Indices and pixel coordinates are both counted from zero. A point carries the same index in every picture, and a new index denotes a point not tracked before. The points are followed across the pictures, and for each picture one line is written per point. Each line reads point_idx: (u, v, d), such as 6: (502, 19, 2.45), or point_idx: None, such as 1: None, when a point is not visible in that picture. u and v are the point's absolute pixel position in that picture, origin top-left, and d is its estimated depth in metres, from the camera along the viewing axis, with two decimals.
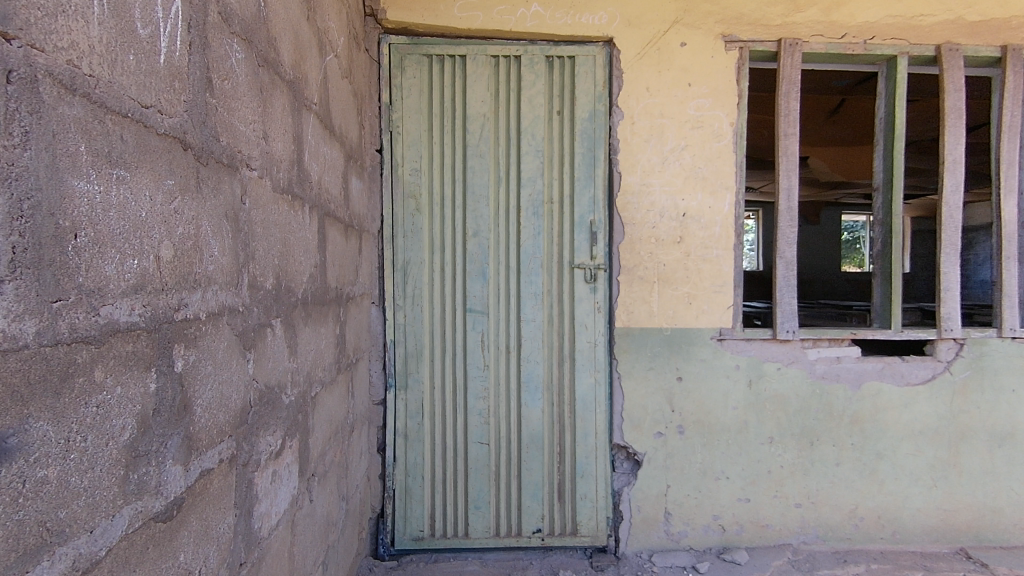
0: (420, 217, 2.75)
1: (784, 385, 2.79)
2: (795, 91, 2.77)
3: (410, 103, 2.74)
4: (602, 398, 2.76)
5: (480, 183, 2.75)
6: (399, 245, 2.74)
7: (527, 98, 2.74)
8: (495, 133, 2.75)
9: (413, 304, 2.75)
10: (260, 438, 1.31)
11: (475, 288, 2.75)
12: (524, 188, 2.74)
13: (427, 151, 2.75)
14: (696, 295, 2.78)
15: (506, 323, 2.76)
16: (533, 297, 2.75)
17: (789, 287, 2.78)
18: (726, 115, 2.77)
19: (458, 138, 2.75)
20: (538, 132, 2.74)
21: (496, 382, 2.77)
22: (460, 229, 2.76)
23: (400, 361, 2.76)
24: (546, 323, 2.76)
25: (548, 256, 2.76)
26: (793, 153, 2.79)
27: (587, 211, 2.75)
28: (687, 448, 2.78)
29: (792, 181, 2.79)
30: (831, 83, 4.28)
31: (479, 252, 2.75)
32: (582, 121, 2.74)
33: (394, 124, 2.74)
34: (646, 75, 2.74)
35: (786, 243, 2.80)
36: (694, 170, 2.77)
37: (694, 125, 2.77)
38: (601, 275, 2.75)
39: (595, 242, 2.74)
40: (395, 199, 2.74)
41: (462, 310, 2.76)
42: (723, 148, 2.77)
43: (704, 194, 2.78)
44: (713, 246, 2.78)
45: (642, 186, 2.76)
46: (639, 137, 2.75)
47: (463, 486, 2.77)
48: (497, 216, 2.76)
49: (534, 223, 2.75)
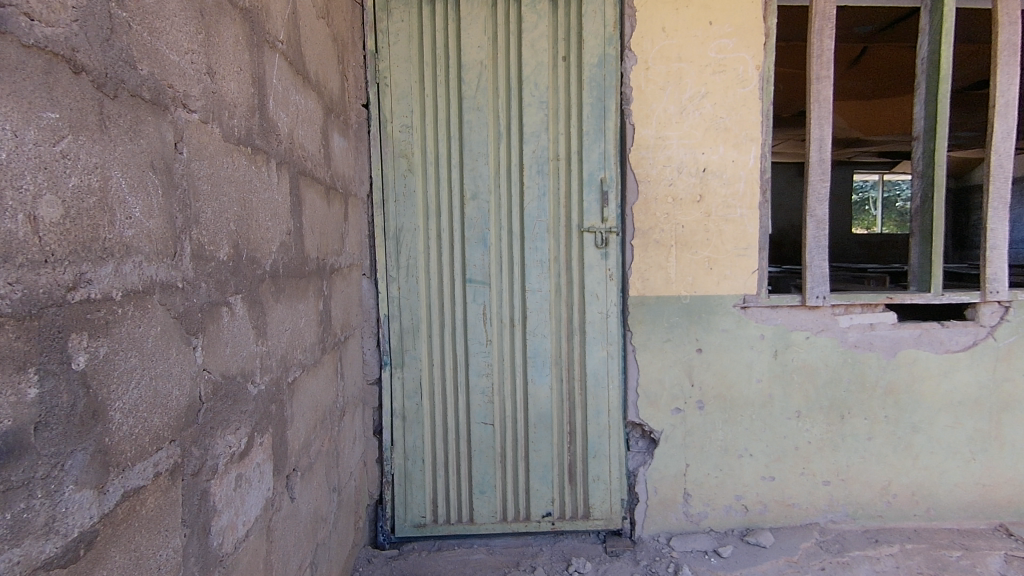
0: (412, 178, 2.49)
1: (813, 356, 2.57)
2: (830, 27, 2.45)
3: (398, 51, 2.45)
4: (615, 372, 2.55)
5: (478, 139, 2.47)
6: (390, 211, 2.50)
7: (529, 42, 2.44)
8: (493, 82, 2.47)
9: (408, 275, 2.52)
10: (216, 439, 1.09)
11: (475, 256, 2.51)
12: (526, 143, 2.47)
13: (418, 103, 2.47)
14: (717, 259, 2.54)
15: (510, 294, 2.53)
16: (538, 265, 2.51)
17: (821, 248, 2.53)
18: (752, 57, 2.48)
19: (452, 89, 2.46)
20: (541, 81, 2.45)
21: (500, 358, 2.55)
22: (457, 190, 2.49)
23: (395, 336, 2.54)
24: (554, 293, 2.53)
25: (555, 219, 2.50)
26: (827, 98, 2.48)
27: (596, 168, 2.48)
28: (706, 425, 2.59)
29: (824, 131, 2.50)
30: (853, 30, 4.01)
31: (479, 216, 2.50)
32: (591, 66, 2.45)
33: (382, 75, 2.46)
34: (663, 14, 2.45)
35: (817, 200, 2.53)
36: (716, 120, 2.50)
37: (716, 69, 2.48)
38: (613, 239, 2.50)
39: (606, 203, 2.49)
40: (385, 158, 2.48)
41: (460, 281, 2.52)
42: (748, 95, 2.49)
43: (726, 146, 2.51)
44: (736, 205, 2.53)
45: (657, 139, 2.49)
46: (654, 84, 2.47)
47: (467, 469, 2.58)
48: (497, 175, 2.49)
49: (538, 182, 2.48)
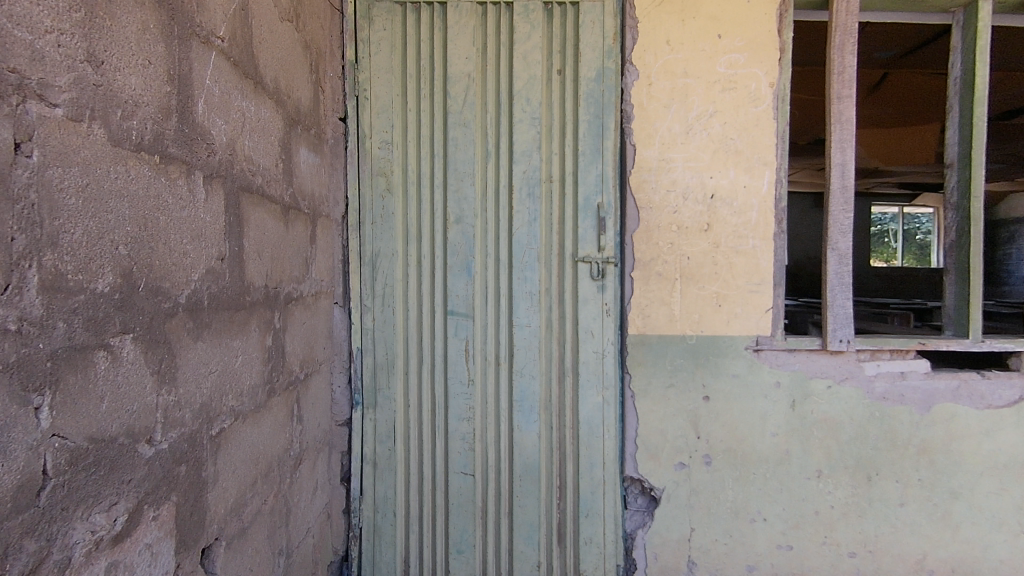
0: (391, 199, 2.27)
1: (835, 408, 2.30)
2: (852, 42, 2.22)
3: (380, 61, 2.26)
4: (612, 420, 2.28)
5: (464, 158, 2.26)
6: (366, 234, 2.27)
7: (521, 54, 2.24)
8: (482, 96, 2.26)
9: (383, 304, 2.27)
10: (68, 525, 0.86)
11: (458, 285, 2.27)
12: (517, 163, 2.25)
13: (400, 118, 2.27)
14: (727, 295, 2.29)
15: (495, 329, 2.28)
16: (527, 297, 2.26)
17: (844, 285, 2.27)
18: (765, 73, 2.25)
19: (437, 103, 2.26)
20: (534, 96, 2.25)
21: (482, 400, 2.29)
22: (439, 213, 2.27)
23: (368, 373, 2.29)
24: (544, 328, 2.28)
25: (547, 247, 2.27)
26: (850, 119, 2.24)
27: (593, 192, 2.25)
28: (714, 483, 2.32)
29: (847, 155, 2.24)
30: (872, 55, 3.83)
31: (463, 242, 2.26)
32: (588, 81, 2.24)
33: (361, 87, 2.26)
34: (668, 26, 2.25)
35: (840, 232, 2.26)
36: (725, 142, 2.27)
37: (726, 86, 2.26)
38: (610, 270, 2.26)
39: (603, 231, 2.25)
40: (362, 177, 2.27)
41: (441, 313, 2.27)
42: (762, 115, 2.26)
43: (737, 170, 2.27)
44: (748, 235, 2.28)
45: (661, 162, 2.27)
46: (657, 101, 2.26)
47: (444, 525, 2.30)
48: (485, 198, 2.27)
49: (528, 206, 2.26)
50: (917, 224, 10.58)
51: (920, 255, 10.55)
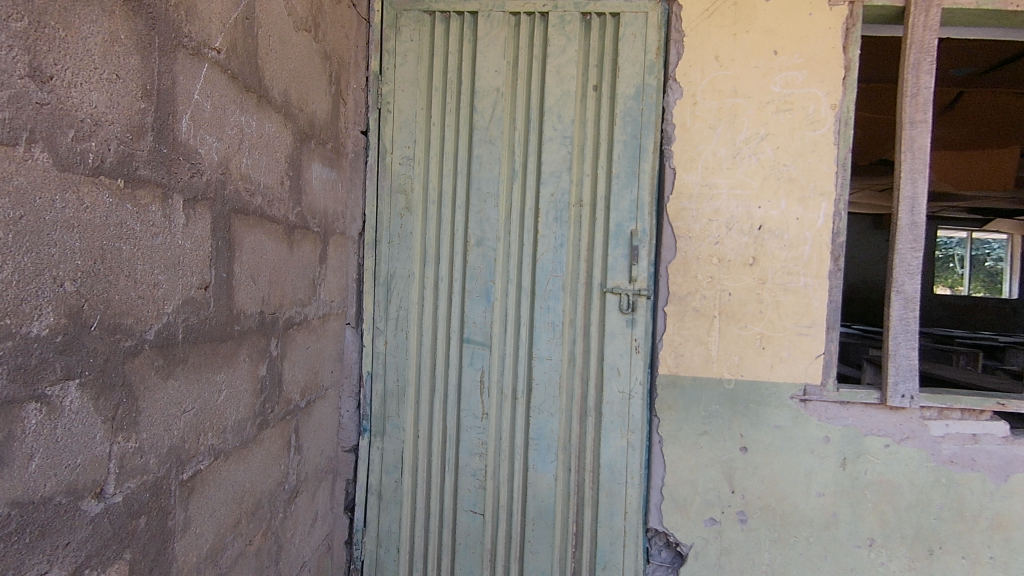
0: (410, 218, 2.15)
1: (893, 470, 2.05)
2: (928, 61, 1.98)
3: (405, 73, 2.15)
4: (636, 467, 2.09)
5: (488, 177, 2.12)
6: (382, 253, 2.16)
7: (555, 69, 2.09)
8: (510, 113, 2.12)
9: (397, 328, 2.16)
10: None
11: (476, 312, 2.13)
12: (544, 185, 2.10)
13: (423, 133, 2.15)
14: (772, 337, 2.08)
15: (514, 360, 2.13)
16: (549, 328, 2.11)
17: (909, 334, 2.02)
18: (826, 94, 2.04)
19: (463, 119, 2.13)
20: (566, 112, 2.09)
21: (497, 436, 2.14)
22: (460, 234, 2.14)
23: (377, 399, 2.17)
24: (566, 362, 2.11)
25: (573, 275, 2.11)
26: (922, 147, 1.99)
27: (626, 218, 2.08)
28: (749, 544, 2.09)
29: (918, 188, 2.00)
30: (945, 73, 3.52)
31: (483, 266, 2.13)
32: (626, 98, 2.07)
33: (384, 99, 2.16)
34: (718, 40, 2.06)
35: (906, 272, 2.02)
36: (778, 168, 2.07)
37: (780, 107, 2.06)
38: (641, 303, 2.09)
39: (636, 260, 2.08)
40: (381, 193, 2.16)
41: (457, 340, 2.14)
42: (820, 139, 2.05)
43: (790, 200, 2.07)
44: (799, 271, 2.07)
45: (704, 188, 2.09)
46: (702, 122, 2.08)
47: (449, 566, 2.15)
48: (509, 220, 2.12)
49: (555, 231, 2.10)
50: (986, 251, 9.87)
51: (990, 283, 9.82)
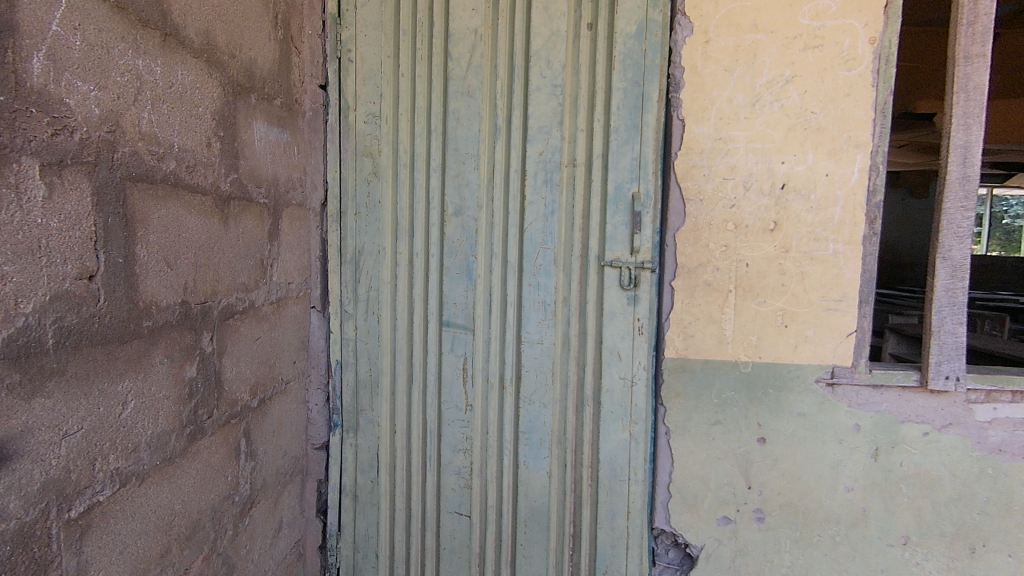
0: (378, 185, 1.88)
1: (932, 461, 1.80)
2: None
3: (368, 15, 1.84)
4: (640, 462, 1.85)
5: (466, 135, 1.83)
6: (348, 226, 1.90)
7: (542, 4, 1.77)
8: (491, 58, 1.81)
9: (368, 312, 1.92)
10: None
11: (456, 291, 1.88)
12: (532, 143, 1.81)
13: (391, 85, 1.85)
14: (795, 313, 1.81)
15: (500, 345, 1.88)
16: (539, 308, 1.85)
17: (956, 308, 1.74)
18: (864, 26, 1.72)
19: (436, 67, 1.83)
20: (556, 56, 1.78)
21: (482, 430, 1.91)
22: (436, 203, 1.86)
23: (348, 392, 1.95)
24: (560, 347, 1.86)
25: (566, 247, 1.84)
26: (979, 87, 1.69)
27: (627, 179, 1.79)
28: (766, 544, 1.87)
29: (972, 135, 1.70)
30: None
31: (463, 239, 1.86)
32: (626, 37, 1.75)
33: (345, 47, 1.86)
34: None
35: (954, 235, 1.73)
36: (804, 116, 1.77)
37: (809, 43, 1.75)
38: (645, 277, 1.82)
39: (638, 228, 1.80)
40: (345, 157, 1.89)
41: (435, 324, 1.90)
42: (856, 80, 1.74)
43: (818, 153, 1.78)
44: (828, 236, 1.79)
45: (717, 142, 1.80)
46: (717, 64, 1.78)
47: (434, 571, 1.96)
48: (491, 185, 1.84)
49: (545, 196, 1.82)
50: (1004, 208, 9.44)
51: (1007, 242, 9.43)
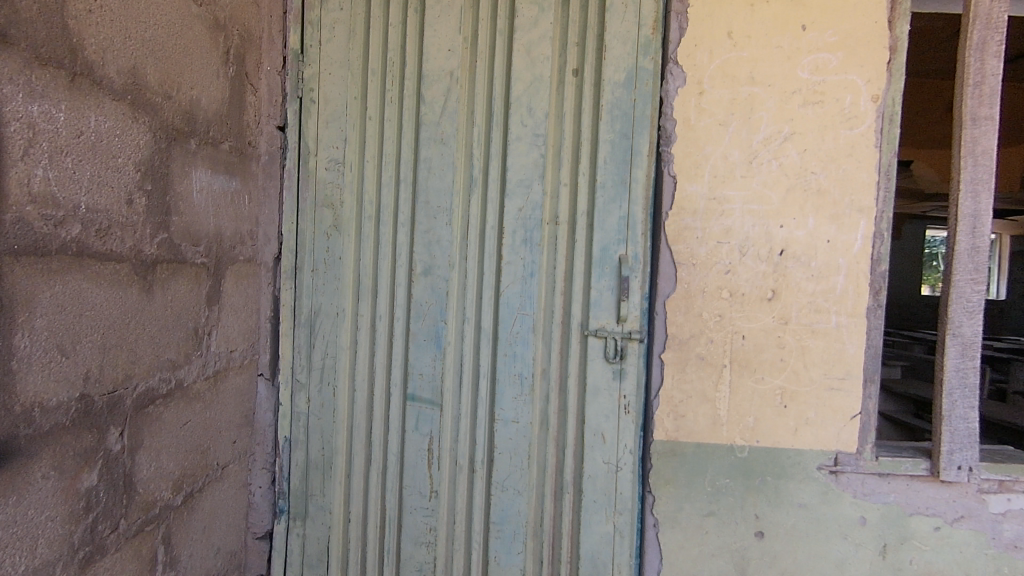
0: (339, 240, 1.68)
1: (943, 559, 1.65)
2: (997, 41, 1.55)
3: (332, 51, 1.66)
4: (624, 559, 1.68)
5: (438, 186, 1.65)
6: (304, 284, 1.69)
7: (525, 47, 1.62)
8: (467, 103, 1.65)
9: (323, 383, 1.72)
10: None
11: (422, 361, 1.69)
12: (510, 197, 1.64)
13: (356, 130, 1.67)
14: (795, 392, 1.66)
15: (471, 423, 1.71)
16: (515, 382, 1.68)
17: (967, 391, 1.62)
18: (866, 81, 1.58)
19: (406, 111, 1.65)
20: (538, 103, 1.63)
21: (449, 519, 1.72)
22: (404, 261, 1.68)
23: (297, 473, 1.74)
24: (537, 425, 1.69)
25: (547, 313, 1.67)
26: (988, 152, 1.57)
27: (614, 240, 1.63)
28: None
29: (983, 203, 1.57)
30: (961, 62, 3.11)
31: (432, 301, 1.68)
32: (614, 86, 1.60)
33: (305, 84, 1.66)
34: (732, 12, 1.59)
35: (965, 311, 1.61)
36: (804, 177, 1.61)
37: (809, 98, 1.59)
38: (632, 349, 1.66)
39: (626, 295, 1.64)
40: (303, 207, 1.68)
41: (399, 398, 1.71)
42: (858, 140, 1.59)
43: (819, 217, 1.62)
44: (829, 308, 1.64)
45: (711, 202, 1.63)
46: (711, 116, 1.61)
47: None
48: (465, 243, 1.66)
49: (524, 256, 1.65)
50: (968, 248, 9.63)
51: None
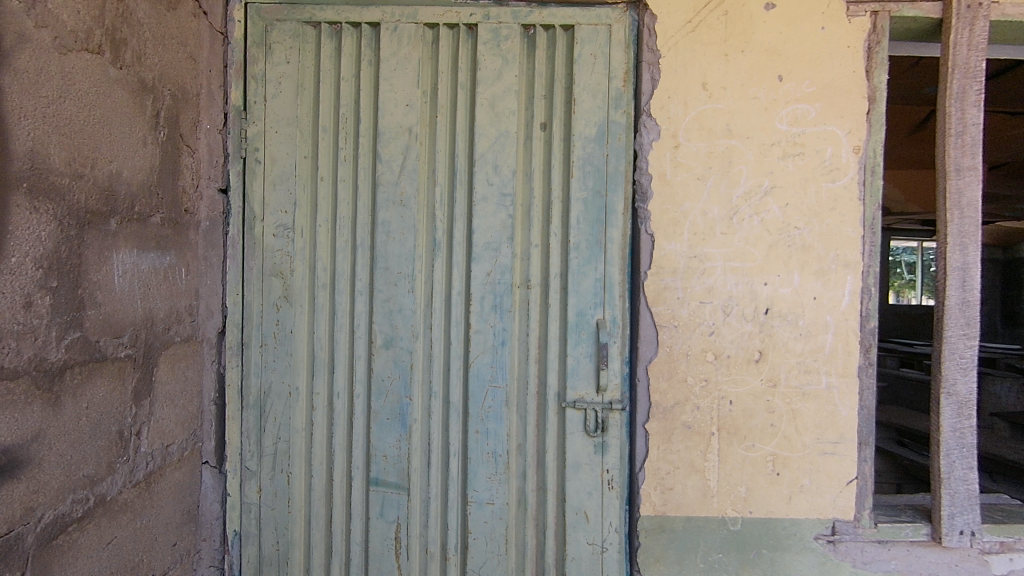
0: (291, 311, 1.53)
1: None
2: (977, 90, 1.51)
3: (278, 108, 1.52)
4: None
5: (399, 250, 1.52)
6: (252, 361, 1.54)
7: (488, 102, 1.51)
8: (427, 161, 1.53)
9: (275, 469, 1.55)
10: None
11: (386, 440, 1.54)
12: (477, 261, 1.52)
13: (306, 191, 1.53)
14: (788, 458, 1.55)
15: (442, 506, 1.55)
16: (488, 460, 1.54)
17: (965, 452, 1.55)
18: (847, 133, 1.51)
19: (362, 170, 1.52)
20: (505, 160, 1.51)
21: None
22: (363, 332, 1.54)
23: (249, 570, 1.57)
24: (514, 506, 1.55)
25: (520, 384, 1.54)
26: (973, 203, 1.51)
27: (590, 303, 1.52)
28: None
29: (971, 257, 1.51)
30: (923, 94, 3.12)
31: (395, 375, 1.53)
32: (584, 141, 1.51)
33: (249, 144, 1.52)
34: (705, 62, 1.51)
35: (959, 368, 1.53)
36: (788, 233, 1.53)
37: (788, 151, 1.52)
38: (614, 419, 1.54)
39: (605, 362, 1.52)
40: (250, 277, 1.53)
41: (361, 482, 1.55)
42: (841, 192, 1.52)
43: (804, 273, 1.53)
44: (819, 369, 1.55)
45: (691, 261, 1.53)
46: (688, 171, 1.52)
47: None
48: (430, 310, 1.53)
49: (494, 323, 1.52)
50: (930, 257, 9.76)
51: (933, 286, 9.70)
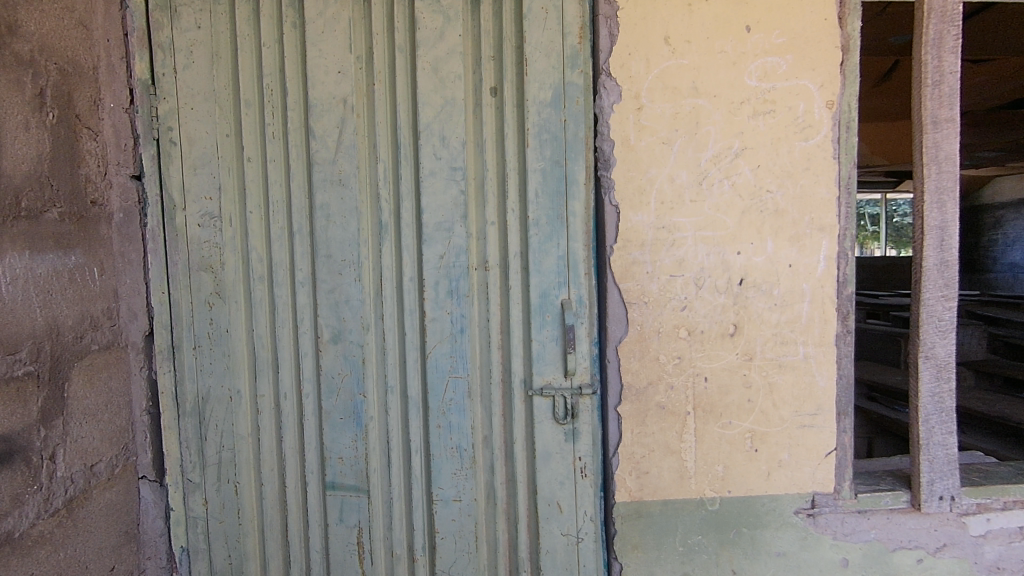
0: (225, 308, 1.39)
1: None
2: (954, 36, 1.41)
3: (193, 81, 1.35)
4: None
5: (341, 235, 1.38)
6: (187, 365, 1.40)
7: (431, 66, 1.36)
8: (367, 135, 1.38)
9: (222, 479, 1.43)
10: None
11: (341, 441, 1.43)
12: (429, 243, 1.39)
13: (233, 175, 1.37)
14: (766, 434, 1.49)
15: (406, 507, 1.45)
16: (453, 455, 1.44)
17: (944, 416, 1.50)
18: (819, 86, 1.41)
19: (294, 147, 1.37)
20: (453, 131, 1.37)
21: None
22: (307, 327, 1.40)
23: None
24: (483, 501, 1.46)
25: (483, 373, 1.43)
26: (950, 157, 1.44)
27: (553, 283, 1.41)
28: None
29: (950, 214, 1.44)
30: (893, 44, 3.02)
31: (346, 371, 1.41)
32: (539, 106, 1.37)
33: (163, 123, 1.35)
34: (667, 14, 1.38)
35: (938, 330, 1.48)
36: (760, 197, 1.43)
37: (759, 109, 1.41)
38: (584, 405, 1.44)
39: (572, 345, 1.42)
40: (176, 273, 1.38)
41: (317, 487, 1.44)
42: (814, 152, 1.42)
43: (778, 240, 1.44)
44: (795, 340, 1.47)
45: (659, 232, 1.42)
46: (653, 135, 1.40)
47: None
48: (380, 299, 1.40)
49: (451, 310, 1.40)
50: (894, 208, 9.84)
51: (897, 237, 9.81)
